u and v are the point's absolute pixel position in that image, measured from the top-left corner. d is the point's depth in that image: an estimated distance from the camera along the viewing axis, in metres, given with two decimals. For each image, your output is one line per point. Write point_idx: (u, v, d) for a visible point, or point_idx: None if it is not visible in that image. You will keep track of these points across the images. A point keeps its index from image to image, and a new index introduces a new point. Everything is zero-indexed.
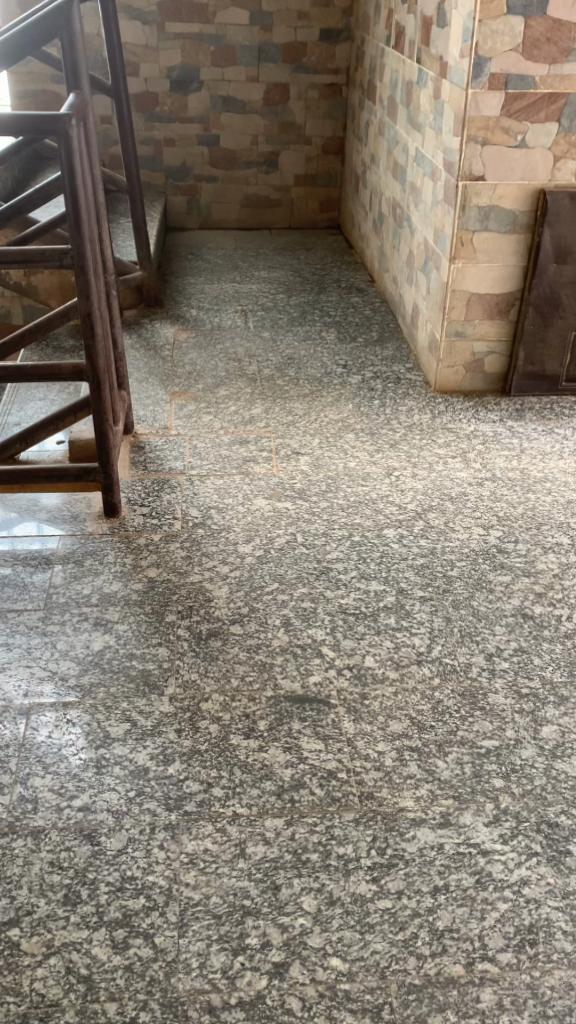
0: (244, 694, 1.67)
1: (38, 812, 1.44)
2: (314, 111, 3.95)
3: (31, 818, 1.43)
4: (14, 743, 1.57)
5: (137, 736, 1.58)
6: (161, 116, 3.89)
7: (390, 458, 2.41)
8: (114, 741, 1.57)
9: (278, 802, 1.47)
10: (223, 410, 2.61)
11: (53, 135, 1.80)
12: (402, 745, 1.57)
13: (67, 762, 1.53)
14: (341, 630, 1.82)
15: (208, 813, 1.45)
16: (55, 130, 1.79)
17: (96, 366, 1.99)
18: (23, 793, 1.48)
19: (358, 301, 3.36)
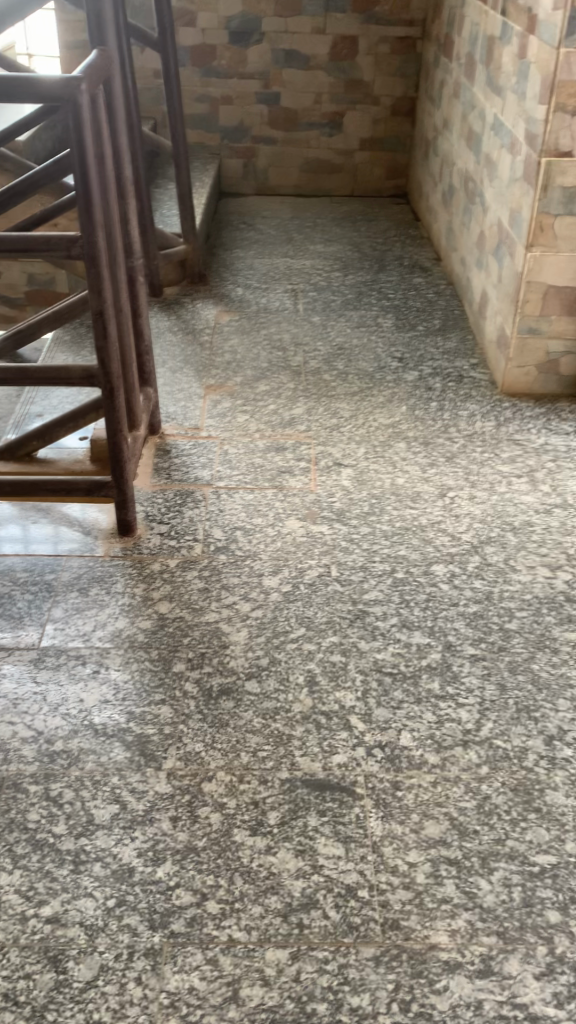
0: (255, 776, 1.41)
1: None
2: (384, 67, 3.59)
3: None
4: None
5: (124, 824, 1.34)
6: (216, 70, 3.57)
7: (446, 475, 2.11)
8: (99, 829, 1.33)
9: (284, 927, 1.22)
10: (261, 409, 2.33)
11: (59, 104, 1.51)
12: (438, 857, 1.31)
13: (39, 855, 1.30)
14: (375, 696, 1.55)
15: (199, 937, 1.20)
16: (61, 98, 1.50)
17: (109, 371, 1.73)
18: None
19: (421, 282, 3.04)
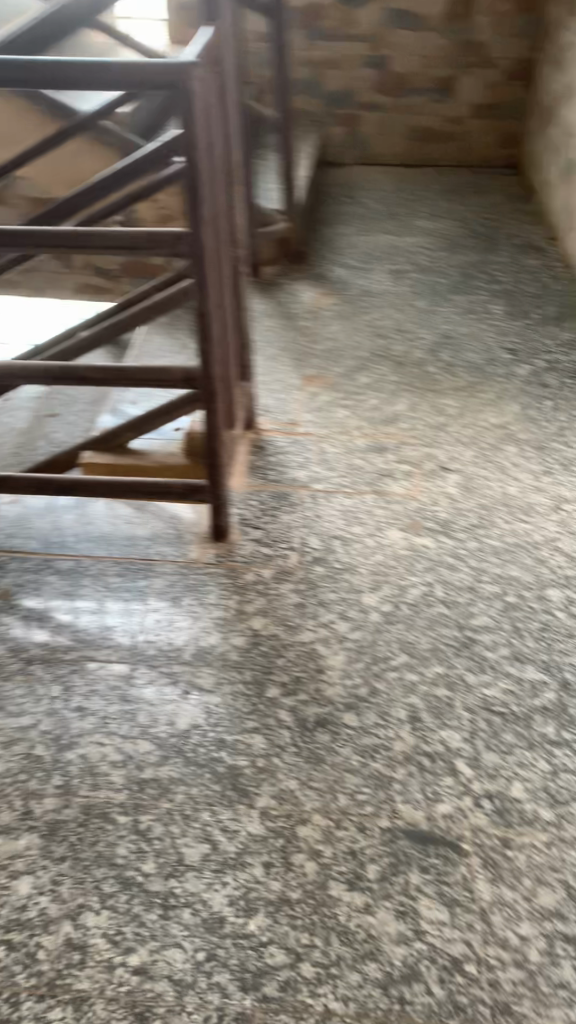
0: (354, 821, 1.31)
1: (84, 970, 1.16)
2: (503, 28, 3.34)
3: (75, 979, 1.15)
4: (68, 856, 1.27)
5: (214, 867, 1.26)
6: (323, 31, 3.39)
7: (560, 486, 1.96)
8: (189, 870, 1.25)
9: (383, 1001, 1.13)
10: (361, 404, 2.21)
11: (170, 91, 1.40)
12: (553, 932, 1.20)
13: (128, 895, 1.23)
14: (484, 740, 1.43)
15: (292, 1006, 1.12)
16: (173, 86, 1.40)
17: (210, 378, 1.63)
18: (70, 937, 1.19)
19: (535, 265, 2.85)
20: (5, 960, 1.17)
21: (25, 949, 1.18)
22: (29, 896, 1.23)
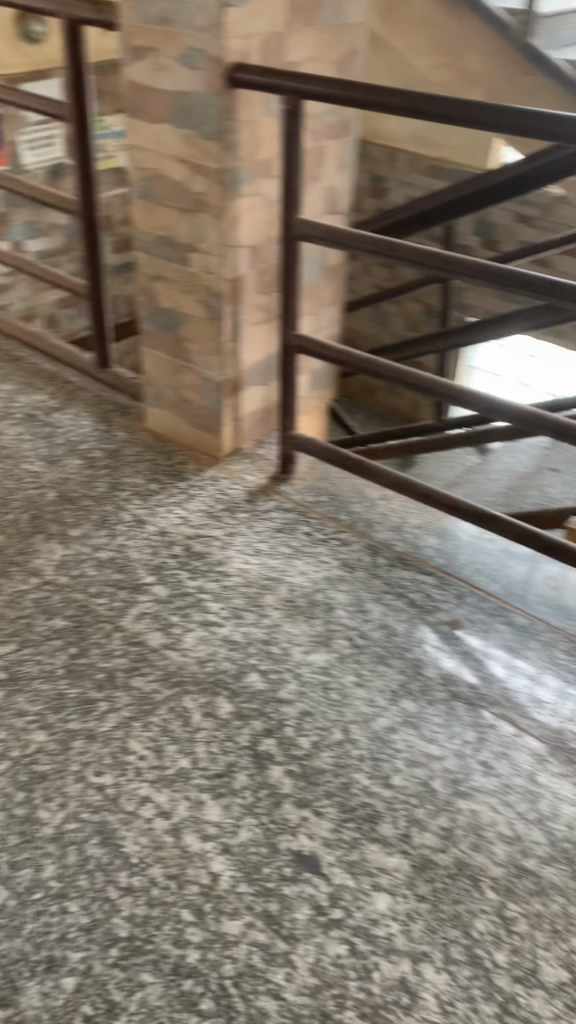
0: (573, 936, 2.11)
1: (416, 1010, 1.99)
2: None
3: (394, 1010, 1.98)
4: (424, 903, 2.15)
5: (552, 990, 2.02)
6: None
7: None
8: (540, 977, 2.04)
9: None
10: None
11: None
12: None
13: (469, 969, 2.05)
14: None
15: None
16: None
17: None
18: (410, 970, 2.04)
19: None
20: (342, 958, 2.06)
21: (363, 960, 2.05)
22: (382, 912, 2.13)
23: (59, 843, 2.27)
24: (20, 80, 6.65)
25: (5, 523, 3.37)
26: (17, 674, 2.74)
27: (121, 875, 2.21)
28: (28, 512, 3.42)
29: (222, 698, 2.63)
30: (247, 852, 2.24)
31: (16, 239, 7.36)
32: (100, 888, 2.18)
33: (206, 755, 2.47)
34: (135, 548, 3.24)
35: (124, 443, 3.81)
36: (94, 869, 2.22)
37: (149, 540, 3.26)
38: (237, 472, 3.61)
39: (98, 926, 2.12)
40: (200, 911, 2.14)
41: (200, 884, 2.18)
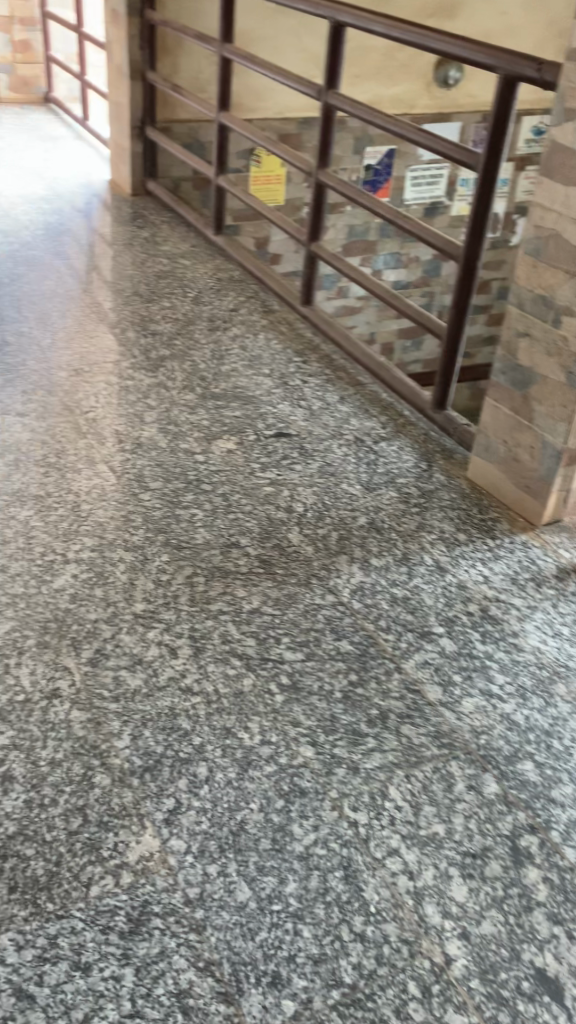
0: None
1: None
2: None
3: None
4: None
5: None
6: None
7: None
8: None
9: None
10: None
11: None
12: None
13: None
14: None
15: None
16: None
17: None
18: None
19: None
20: None
21: None
22: None
23: (306, 863, 2.40)
24: (424, 120, 7.09)
25: (316, 536, 3.56)
26: (299, 683, 2.93)
27: (356, 919, 2.29)
28: (337, 530, 3.59)
29: (489, 775, 2.64)
30: (485, 948, 2.23)
31: (377, 267, 7.74)
32: (334, 924, 2.27)
33: (463, 830, 2.49)
34: (430, 593, 3.30)
35: (440, 486, 3.86)
36: (332, 903, 2.32)
37: (446, 590, 3.31)
38: (549, 543, 3.53)
39: (324, 961, 2.20)
40: (427, 990, 2.15)
41: (432, 960, 2.20)
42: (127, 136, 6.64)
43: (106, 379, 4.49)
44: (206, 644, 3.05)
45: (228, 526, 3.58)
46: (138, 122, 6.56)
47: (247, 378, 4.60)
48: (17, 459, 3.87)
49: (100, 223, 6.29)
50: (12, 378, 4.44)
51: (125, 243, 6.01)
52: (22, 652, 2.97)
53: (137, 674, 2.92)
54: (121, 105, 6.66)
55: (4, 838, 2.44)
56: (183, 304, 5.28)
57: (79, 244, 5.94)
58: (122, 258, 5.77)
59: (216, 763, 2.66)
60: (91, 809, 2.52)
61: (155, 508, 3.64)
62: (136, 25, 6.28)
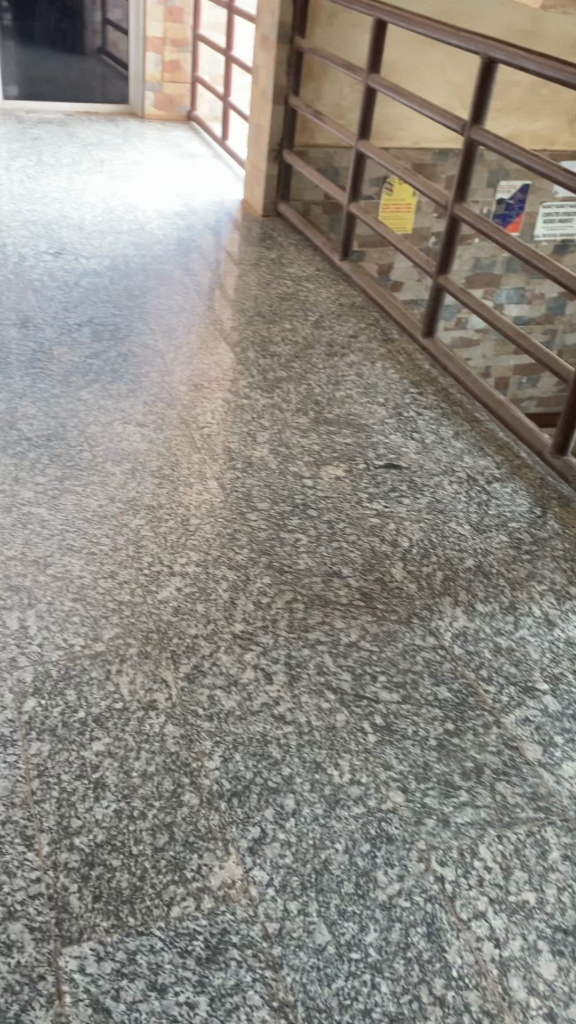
0: None
1: None
2: None
3: None
4: None
5: None
6: None
7: None
8: None
9: None
10: None
11: None
12: None
13: None
14: None
15: None
16: None
17: None
18: None
19: None
20: None
21: None
22: None
23: (388, 914, 2.37)
24: (561, 156, 7.03)
25: (420, 574, 3.52)
26: (393, 725, 2.89)
27: (437, 981, 2.24)
28: (443, 571, 3.54)
29: None
30: None
31: (499, 301, 7.67)
32: (414, 983, 2.23)
33: (555, 902, 2.42)
34: (536, 646, 3.23)
35: (553, 536, 3.78)
36: (413, 961, 2.27)
37: (552, 645, 3.23)
38: None
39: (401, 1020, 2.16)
40: None
41: None
42: (263, 159, 6.74)
43: (223, 395, 4.54)
44: (301, 673, 3.04)
45: (331, 554, 3.58)
46: (275, 145, 6.66)
47: (361, 406, 4.59)
48: (133, 467, 3.94)
49: (229, 240, 6.38)
50: (133, 386, 4.53)
51: (252, 262, 6.09)
52: (124, 660, 3.01)
53: (231, 696, 2.93)
54: (262, 129, 6.77)
55: (92, 845, 2.47)
56: (304, 328, 5.31)
57: (207, 259, 6.03)
58: (247, 277, 5.85)
59: (303, 796, 2.64)
60: (178, 827, 2.54)
61: (261, 530, 3.66)
62: (285, 51, 6.38)
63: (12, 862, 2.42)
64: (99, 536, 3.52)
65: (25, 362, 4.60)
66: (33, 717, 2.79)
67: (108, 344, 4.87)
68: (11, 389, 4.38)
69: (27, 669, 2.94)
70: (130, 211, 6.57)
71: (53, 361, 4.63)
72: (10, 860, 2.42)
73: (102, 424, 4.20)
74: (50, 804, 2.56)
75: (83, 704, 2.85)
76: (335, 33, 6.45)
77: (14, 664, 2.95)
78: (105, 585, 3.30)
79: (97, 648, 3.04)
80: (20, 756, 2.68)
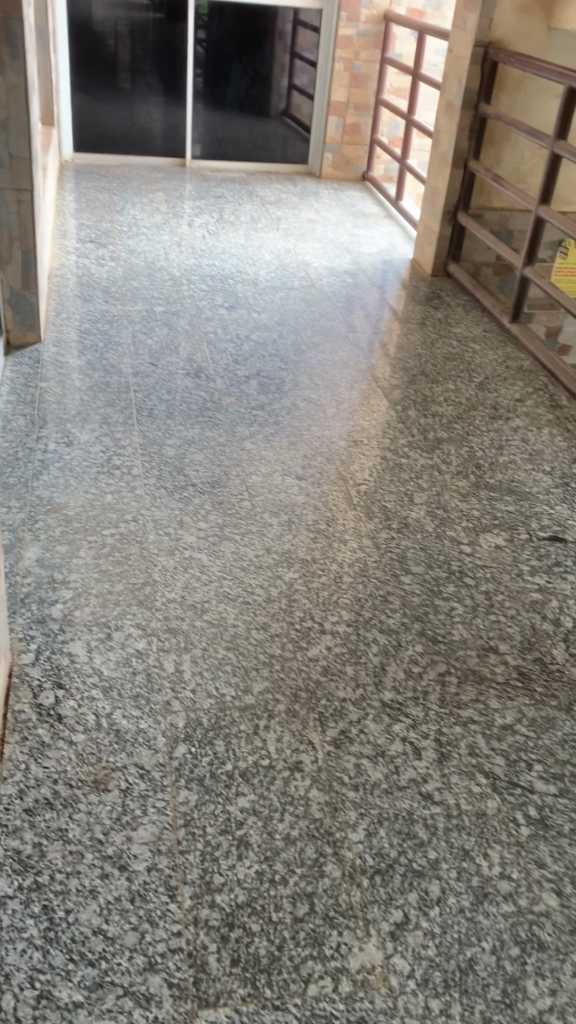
0: None
1: None
2: None
3: None
4: None
5: None
6: None
7: None
8: None
9: None
10: None
11: None
12: None
13: None
14: None
15: None
16: None
17: None
18: None
19: None
20: None
21: None
22: None
23: None
24: None
25: None
26: (548, 820, 2.77)
27: None
28: None
29: None
30: None
31: None
32: None
33: None
34: None
35: None
36: None
37: None
38: None
39: None
40: None
41: None
42: (438, 221, 6.79)
43: (382, 453, 4.53)
44: (451, 753, 2.96)
45: (488, 628, 3.48)
46: (450, 207, 6.72)
47: (524, 474, 4.48)
48: (290, 520, 3.97)
49: (396, 299, 6.41)
50: (295, 439, 4.59)
51: (418, 322, 6.09)
52: (272, 716, 3.01)
53: (378, 767, 2.88)
54: (438, 191, 6.82)
55: (233, 905, 2.47)
56: (467, 390, 5.26)
57: (370, 317, 6.08)
58: (414, 337, 5.85)
59: (450, 885, 2.57)
60: (319, 899, 2.50)
61: (415, 595, 3.61)
62: (469, 116, 6.41)
63: (155, 910, 2.44)
64: (253, 587, 3.56)
65: (193, 409, 4.75)
66: (182, 764, 2.82)
67: (274, 397, 4.97)
68: (178, 434, 4.52)
69: (180, 716, 2.98)
70: (302, 269, 6.72)
71: (220, 410, 4.77)
72: (153, 908, 2.44)
73: (263, 475, 4.27)
74: (194, 856, 2.58)
75: (231, 757, 2.86)
76: (522, 100, 6.44)
77: (168, 709, 3.00)
78: (258, 637, 3.32)
79: (246, 701, 3.06)
80: (168, 802, 2.71)
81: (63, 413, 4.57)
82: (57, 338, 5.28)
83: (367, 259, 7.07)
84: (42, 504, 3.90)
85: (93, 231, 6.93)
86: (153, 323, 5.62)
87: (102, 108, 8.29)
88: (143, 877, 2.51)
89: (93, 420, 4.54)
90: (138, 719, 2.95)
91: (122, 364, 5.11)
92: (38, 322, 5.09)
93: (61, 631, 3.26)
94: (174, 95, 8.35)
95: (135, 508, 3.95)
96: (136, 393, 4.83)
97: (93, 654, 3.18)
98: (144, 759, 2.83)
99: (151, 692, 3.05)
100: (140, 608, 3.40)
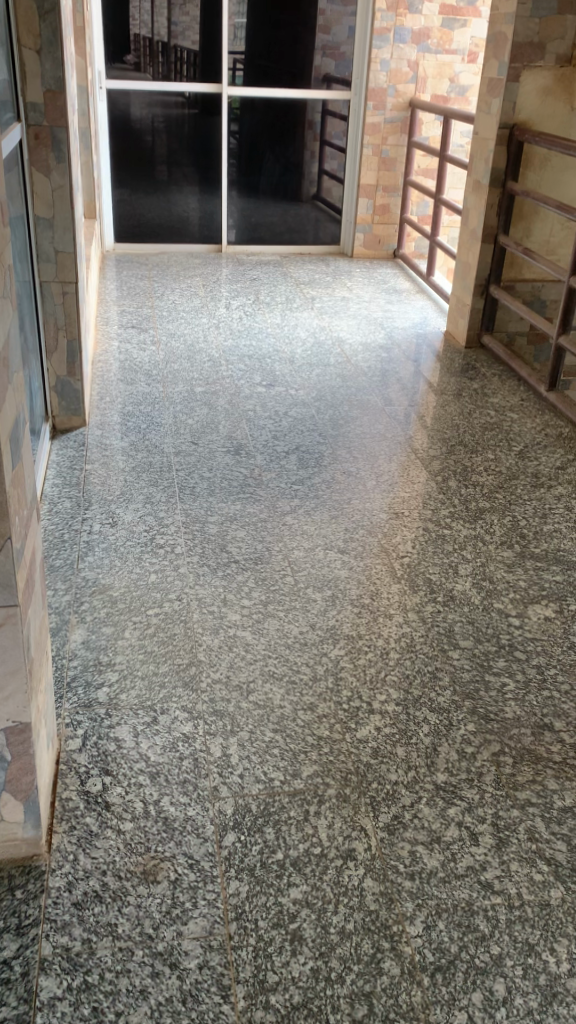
0: None
1: None
2: None
3: None
4: None
5: None
6: None
7: None
8: None
9: None
10: None
11: None
12: None
13: None
14: None
15: None
16: None
17: None
18: None
19: None
20: None
21: None
22: None
23: None
24: None
25: None
26: None
27: None
28: None
29: None
30: None
31: None
32: None
33: None
34: None
35: None
36: None
37: None
38: None
39: None
40: None
41: None
42: (470, 293, 6.80)
43: (424, 525, 4.48)
44: (510, 838, 2.84)
45: (542, 705, 3.37)
46: (482, 279, 6.72)
47: (570, 542, 4.40)
48: (334, 595, 3.92)
49: (432, 373, 6.41)
50: (337, 512, 4.57)
51: (453, 393, 6.09)
52: (322, 802, 2.92)
53: (434, 855, 2.77)
54: (469, 264, 6.84)
55: (288, 1006, 2.35)
56: (507, 459, 5.20)
57: (406, 390, 6.09)
58: (452, 409, 5.84)
59: (516, 984, 2.43)
60: (378, 1000, 2.37)
61: (464, 671, 3.51)
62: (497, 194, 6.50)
63: (207, 1013, 2.33)
64: (299, 666, 3.49)
65: (234, 485, 4.76)
66: (232, 853, 2.74)
67: (314, 471, 4.96)
68: (220, 511, 4.52)
69: (228, 803, 2.90)
70: (337, 346, 6.77)
71: (261, 486, 4.77)
72: (206, 1010, 2.33)
73: (306, 550, 4.23)
74: (246, 952, 2.47)
75: (281, 845, 2.77)
76: (549, 176, 6.53)
77: (216, 795, 2.92)
78: (305, 718, 3.25)
79: (296, 786, 2.97)
80: (219, 894, 2.62)
81: (107, 493, 4.60)
82: (101, 421, 5.36)
83: (401, 333, 7.12)
84: (87, 586, 3.89)
85: (134, 317, 7.09)
86: (193, 403, 5.69)
87: (141, 199, 8.57)
88: (195, 976, 2.40)
89: (136, 499, 4.56)
90: (185, 807, 2.88)
91: (164, 443, 5.16)
92: (83, 406, 5.17)
93: (107, 716, 3.21)
94: (209, 185, 8.60)
95: (178, 587, 3.93)
96: (178, 472, 4.86)
97: (139, 739, 3.12)
98: (193, 849, 2.74)
99: (198, 778, 2.98)
100: (185, 690, 3.35)
